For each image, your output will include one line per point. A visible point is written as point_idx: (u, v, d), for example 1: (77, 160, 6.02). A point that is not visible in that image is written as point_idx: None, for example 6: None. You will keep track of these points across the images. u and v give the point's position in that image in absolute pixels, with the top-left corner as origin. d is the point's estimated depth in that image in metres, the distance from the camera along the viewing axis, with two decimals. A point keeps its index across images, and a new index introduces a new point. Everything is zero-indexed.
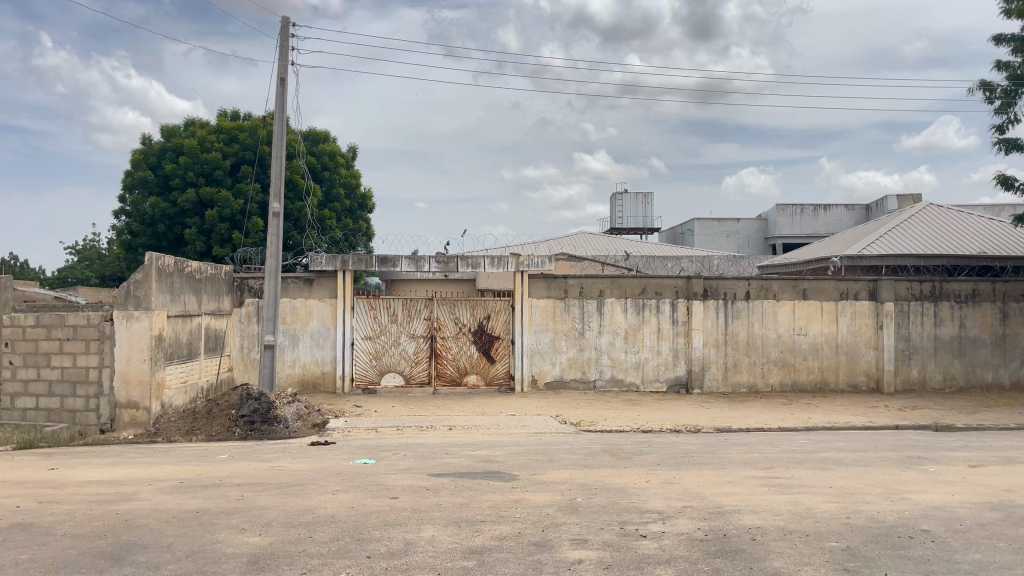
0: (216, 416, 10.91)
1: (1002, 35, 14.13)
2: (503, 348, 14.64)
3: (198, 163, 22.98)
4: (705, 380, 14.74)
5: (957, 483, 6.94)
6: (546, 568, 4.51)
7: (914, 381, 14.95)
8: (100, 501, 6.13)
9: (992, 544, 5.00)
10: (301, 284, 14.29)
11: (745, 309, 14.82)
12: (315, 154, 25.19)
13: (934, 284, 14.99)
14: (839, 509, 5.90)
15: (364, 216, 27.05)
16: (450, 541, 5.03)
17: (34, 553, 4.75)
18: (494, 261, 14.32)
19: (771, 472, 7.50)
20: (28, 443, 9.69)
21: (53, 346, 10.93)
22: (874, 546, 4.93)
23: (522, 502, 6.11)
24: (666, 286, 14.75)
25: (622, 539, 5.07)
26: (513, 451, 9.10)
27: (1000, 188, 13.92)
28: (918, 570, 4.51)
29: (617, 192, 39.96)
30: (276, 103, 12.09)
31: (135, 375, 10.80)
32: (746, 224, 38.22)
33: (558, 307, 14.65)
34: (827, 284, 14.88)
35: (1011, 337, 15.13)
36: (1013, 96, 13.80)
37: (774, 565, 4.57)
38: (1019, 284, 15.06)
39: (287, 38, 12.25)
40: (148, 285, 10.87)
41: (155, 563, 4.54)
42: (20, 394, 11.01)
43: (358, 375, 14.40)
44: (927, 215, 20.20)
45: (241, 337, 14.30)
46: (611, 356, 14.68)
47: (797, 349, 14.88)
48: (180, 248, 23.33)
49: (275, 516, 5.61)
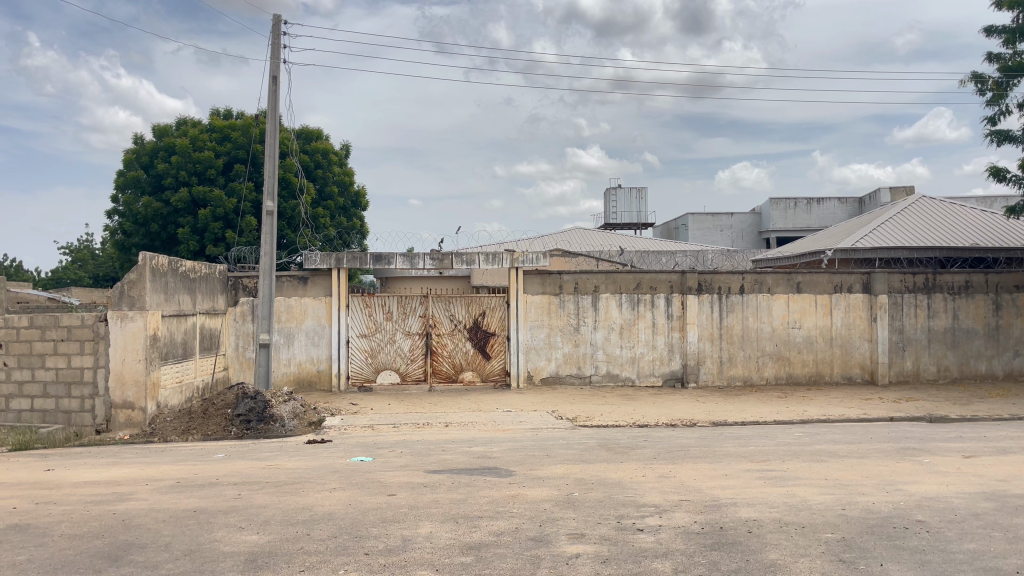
0: (212, 415, 10.90)
1: (993, 26, 14.17)
2: (498, 345, 14.61)
3: (190, 162, 22.81)
4: (699, 374, 14.80)
5: (952, 474, 6.98)
6: (545, 563, 4.54)
7: (908, 373, 15.01)
8: (97, 501, 6.13)
9: (987, 534, 5.04)
10: (296, 282, 14.31)
11: (739, 302, 14.86)
12: (310, 152, 25.17)
13: (927, 277, 15.07)
14: (835, 500, 5.93)
15: (357, 215, 27.05)
16: (449, 536, 5.05)
17: (31, 553, 4.75)
18: (489, 257, 14.51)
19: (767, 465, 7.51)
20: (24, 444, 9.70)
21: (48, 347, 10.88)
22: (870, 537, 4.97)
23: (519, 497, 6.12)
24: (661, 280, 14.79)
25: (620, 532, 5.10)
26: (509, 446, 9.09)
27: (993, 179, 14.01)
28: (912, 560, 4.54)
29: (611, 187, 39.97)
30: (270, 101, 12.05)
31: (130, 375, 10.76)
32: (739, 219, 38.39)
33: (553, 303, 14.64)
34: (821, 277, 15.00)
35: (1004, 328, 15.26)
36: (1004, 88, 13.91)
37: (771, 556, 4.60)
38: (1013, 275, 15.20)
39: (280, 37, 12.22)
40: (142, 285, 10.81)
41: (153, 563, 4.54)
42: (14, 396, 10.97)
43: (354, 373, 14.34)
44: (920, 207, 20.24)
45: (236, 337, 14.21)
46: (606, 351, 14.70)
47: (792, 343, 14.93)
48: (173, 247, 23.29)
49: (272, 515, 5.60)
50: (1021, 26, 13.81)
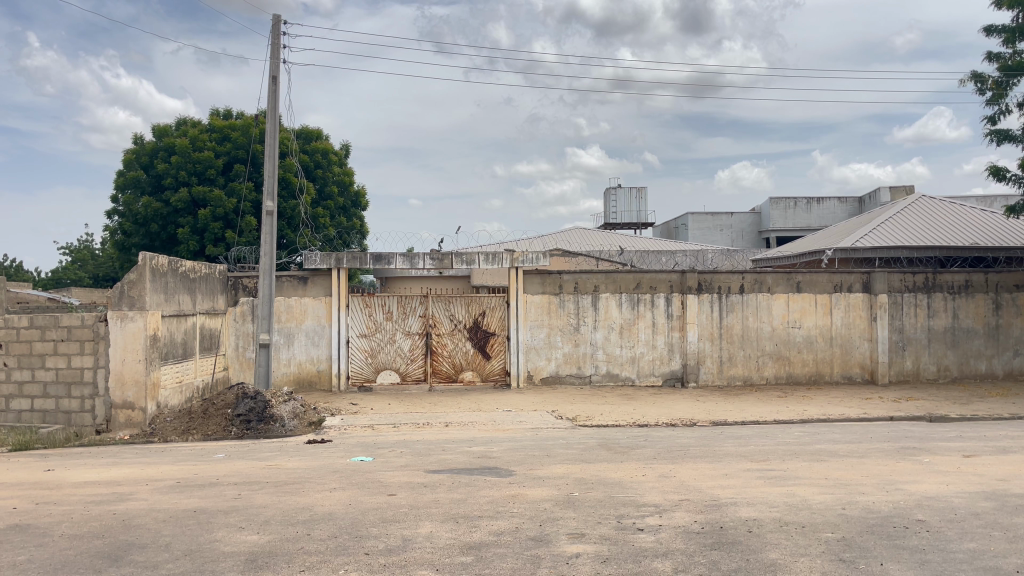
0: (212, 415, 10.90)
1: (993, 26, 14.18)
2: (498, 345, 14.61)
3: (190, 162, 22.80)
4: (699, 373, 14.81)
5: (952, 473, 6.98)
6: (545, 562, 4.54)
7: (908, 372, 15.01)
8: (98, 501, 6.13)
9: (987, 533, 5.04)
10: (296, 282, 14.31)
11: (739, 302, 14.87)
12: (309, 152, 25.17)
13: (927, 276, 15.07)
14: (835, 500, 5.93)
15: (357, 214, 27.05)
16: (449, 536, 5.05)
17: (31, 554, 4.75)
18: (489, 257, 14.51)
19: (767, 465, 7.51)
20: (24, 444, 9.70)
21: (48, 347, 10.88)
22: (870, 537, 4.97)
23: (519, 497, 6.12)
24: (661, 280, 14.79)
25: (620, 532, 5.10)
26: (509, 446, 9.09)
27: (994, 178, 14.00)
28: (912, 560, 4.54)
29: (611, 187, 39.97)
30: (270, 101, 12.04)
31: (130, 375, 10.76)
32: (739, 219, 38.41)
33: (553, 302, 14.64)
34: (821, 276, 15.00)
35: (1004, 327, 15.26)
36: (1004, 88, 13.91)
37: (771, 556, 4.60)
38: (1013, 275, 15.20)
39: (280, 37, 12.22)
40: (142, 285, 10.80)
41: (154, 563, 4.54)
42: (14, 396, 10.97)
43: (354, 373, 14.34)
44: (920, 207, 20.25)
45: (236, 337, 14.21)
46: (606, 350, 14.70)
47: (792, 342, 14.93)
48: (173, 247, 23.28)
49: (272, 515, 5.60)
50: (1020, 26, 13.81)
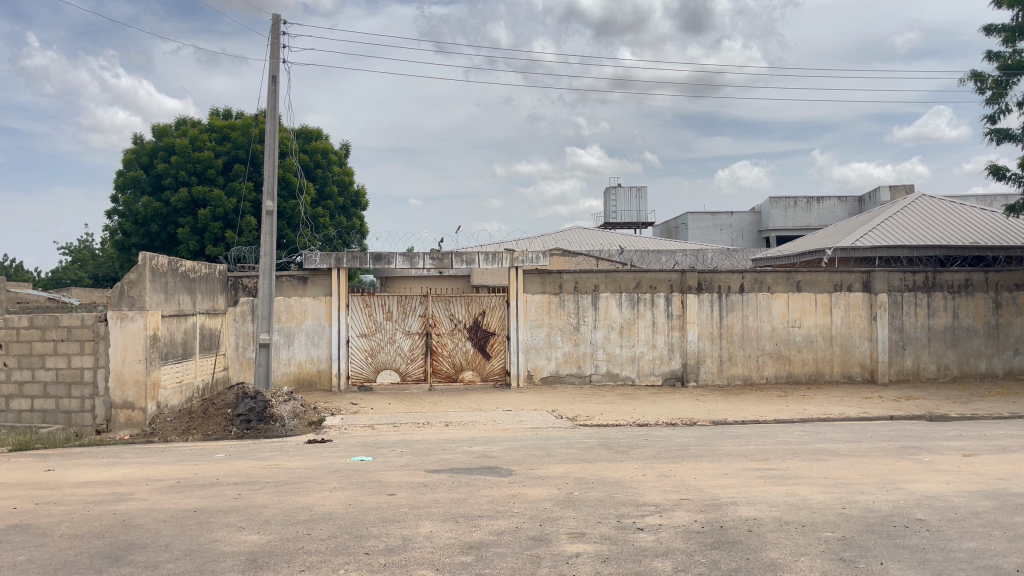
0: (212, 415, 10.90)
1: (992, 26, 14.18)
2: (498, 344, 14.61)
3: (190, 162, 22.80)
4: (699, 373, 14.81)
5: (952, 473, 6.98)
6: (545, 561, 4.54)
7: (908, 371, 15.01)
8: (98, 501, 6.13)
9: (987, 532, 5.04)
10: (296, 282, 14.30)
11: (739, 301, 14.87)
12: (309, 152, 25.16)
13: (927, 275, 15.07)
14: (835, 499, 5.93)
15: (356, 214, 27.04)
16: (449, 536, 5.04)
17: (31, 554, 4.75)
18: (489, 257, 14.51)
19: (767, 464, 7.50)
20: (24, 444, 9.70)
21: (48, 347, 10.88)
22: (870, 536, 4.97)
23: (520, 497, 6.12)
24: (661, 279, 14.79)
25: (620, 531, 5.10)
26: (510, 445, 9.10)
27: (993, 177, 14.00)
28: (912, 559, 4.54)
29: (611, 186, 39.98)
30: (270, 101, 12.03)
31: (130, 375, 10.76)
32: (739, 219, 38.42)
33: (553, 302, 14.64)
34: (821, 276, 14.98)
35: (1004, 326, 15.26)
36: (1004, 87, 13.90)
37: (771, 555, 4.60)
38: (1013, 274, 15.20)
39: (279, 36, 12.21)
40: (142, 285, 10.80)
41: (154, 563, 4.54)
42: (14, 396, 10.97)
43: (354, 372, 14.34)
44: (920, 206, 20.23)
45: (236, 336, 14.21)
46: (606, 350, 14.70)
47: (792, 342, 14.94)
48: (173, 247, 23.27)
49: (272, 514, 5.60)
50: (1020, 25, 13.81)
